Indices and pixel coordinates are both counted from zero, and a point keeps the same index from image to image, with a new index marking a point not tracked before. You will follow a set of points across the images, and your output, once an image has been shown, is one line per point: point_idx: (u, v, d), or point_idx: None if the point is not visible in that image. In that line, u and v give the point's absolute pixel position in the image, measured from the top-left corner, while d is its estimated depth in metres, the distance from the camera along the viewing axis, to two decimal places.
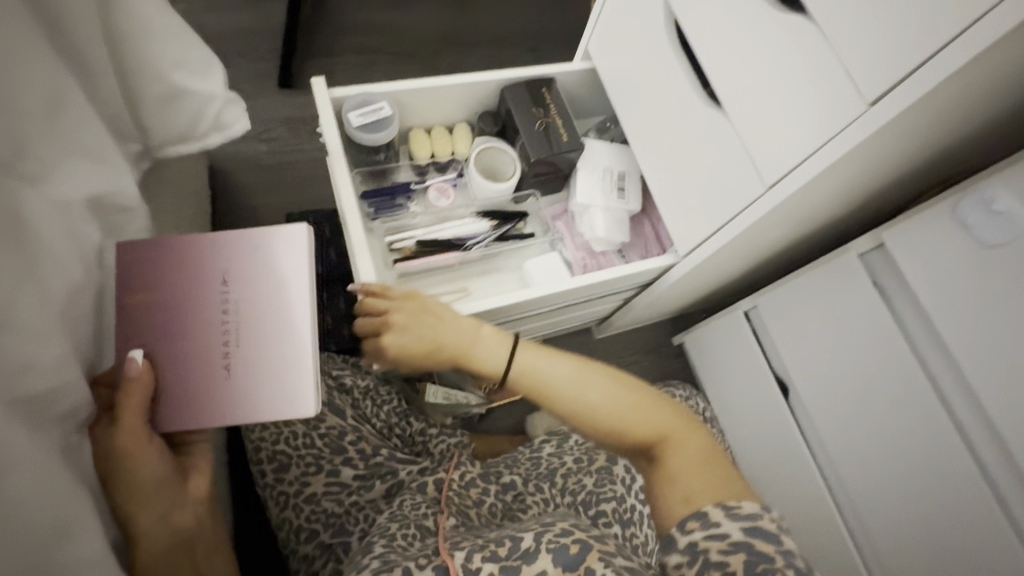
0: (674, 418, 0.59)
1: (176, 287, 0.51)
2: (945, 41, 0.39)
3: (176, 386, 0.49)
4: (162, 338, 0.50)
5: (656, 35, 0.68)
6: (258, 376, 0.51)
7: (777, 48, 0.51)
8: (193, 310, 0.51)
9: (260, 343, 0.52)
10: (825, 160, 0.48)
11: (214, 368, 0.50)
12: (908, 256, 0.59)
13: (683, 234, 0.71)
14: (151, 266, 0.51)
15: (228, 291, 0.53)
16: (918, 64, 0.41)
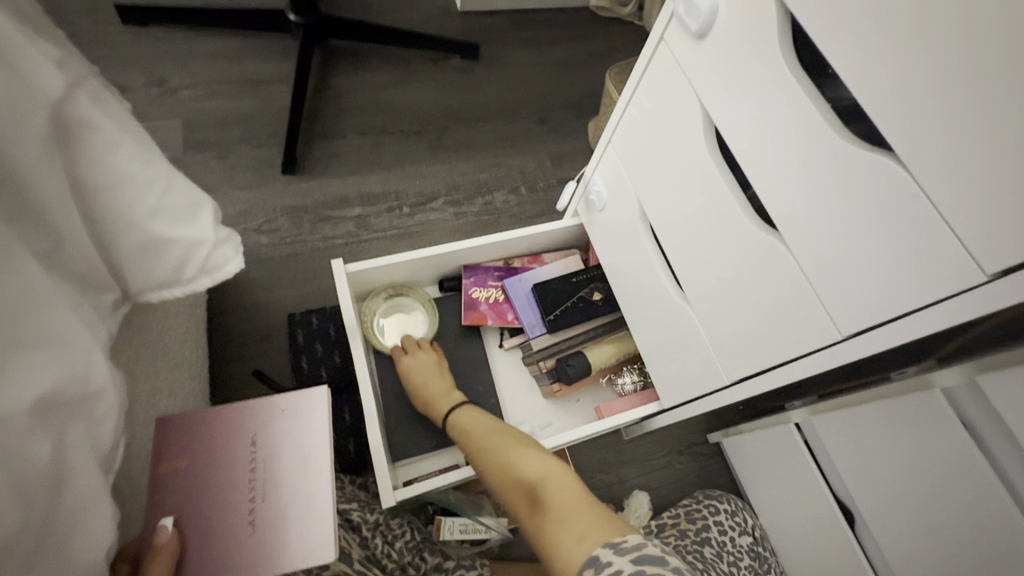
0: (552, 468, 0.63)
1: (206, 453, 0.49)
2: None
3: (203, 556, 0.46)
4: (189, 501, 0.48)
5: (695, 145, 0.62)
6: (280, 538, 0.47)
7: (855, 187, 0.44)
8: (222, 475, 0.49)
9: (284, 502, 0.48)
10: (929, 324, 0.41)
11: (238, 531, 0.47)
12: (1013, 409, 0.50)
13: (737, 358, 0.64)
14: (187, 432, 0.50)
15: (257, 450, 0.50)
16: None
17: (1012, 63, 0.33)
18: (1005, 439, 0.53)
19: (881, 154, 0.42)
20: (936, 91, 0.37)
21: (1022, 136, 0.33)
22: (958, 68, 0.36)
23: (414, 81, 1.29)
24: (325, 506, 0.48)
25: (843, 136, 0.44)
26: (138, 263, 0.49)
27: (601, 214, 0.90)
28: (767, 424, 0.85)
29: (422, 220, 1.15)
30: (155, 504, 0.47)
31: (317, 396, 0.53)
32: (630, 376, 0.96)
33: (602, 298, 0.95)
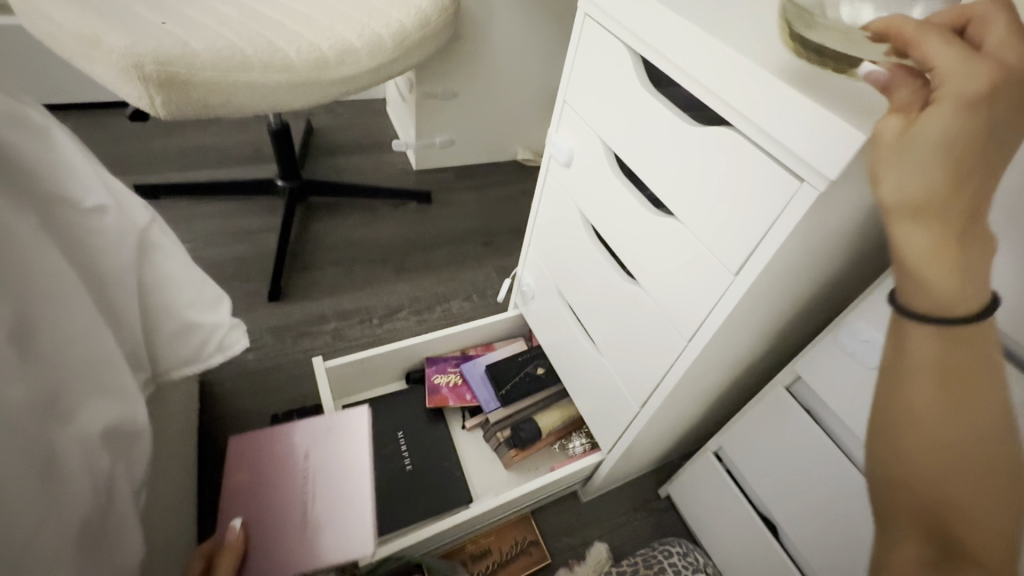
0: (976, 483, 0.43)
1: (271, 464, 0.75)
2: (760, 235, 0.54)
3: (266, 538, 0.68)
4: (259, 504, 0.71)
5: (578, 233, 0.87)
6: (329, 524, 0.71)
7: (663, 239, 0.68)
8: (285, 477, 0.74)
9: (331, 499, 0.73)
10: (721, 316, 0.62)
11: (299, 521, 0.70)
12: (822, 382, 0.70)
13: (639, 386, 0.82)
14: (258, 452, 0.75)
15: (309, 460, 0.76)
16: (752, 245, 0.56)
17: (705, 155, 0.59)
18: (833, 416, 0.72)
19: (670, 218, 0.66)
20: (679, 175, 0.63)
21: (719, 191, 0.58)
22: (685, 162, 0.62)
23: (380, 221, 1.58)
24: (361, 497, 0.73)
25: (649, 210, 0.69)
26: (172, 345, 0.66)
27: (533, 300, 1.12)
28: (694, 461, 0.99)
29: (390, 328, 1.34)
30: (233, 503, 0.71)
31: (352, 422, 0.80)
32: (579, 439, 1.09)
33: (545, 372, 1.13)
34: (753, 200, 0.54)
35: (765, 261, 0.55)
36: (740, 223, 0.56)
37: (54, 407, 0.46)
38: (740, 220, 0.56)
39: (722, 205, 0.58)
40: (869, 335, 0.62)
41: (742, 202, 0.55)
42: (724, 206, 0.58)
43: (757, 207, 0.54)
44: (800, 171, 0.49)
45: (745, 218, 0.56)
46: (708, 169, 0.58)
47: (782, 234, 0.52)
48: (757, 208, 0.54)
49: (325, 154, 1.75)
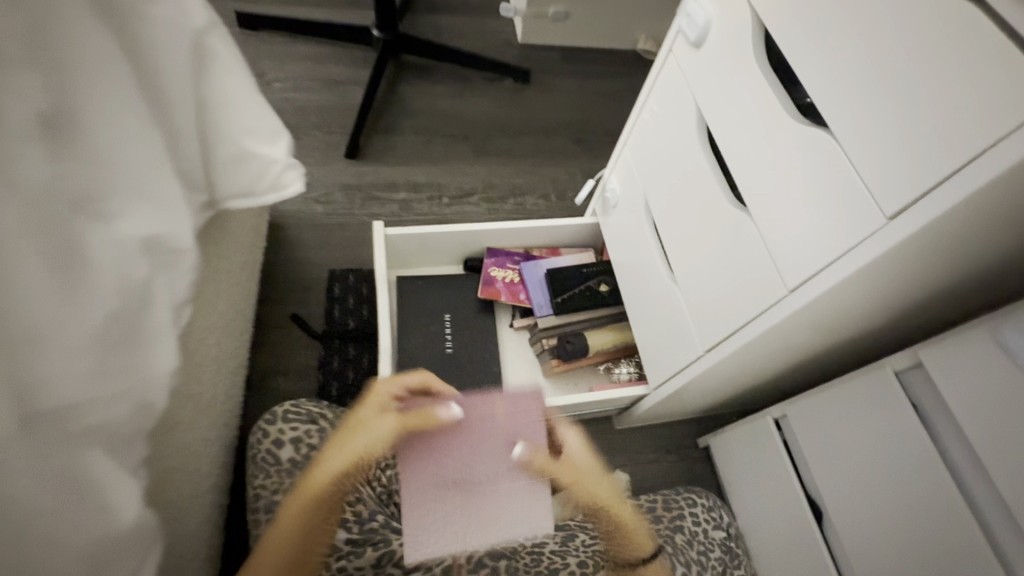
0: None
1: (472, 434, 0.71)
2: (953, 168, 0.39)
3: (441, 440, 0.70)
4: (471, 428, 0.71)
5: (689, 137, 0.72)
6: (479, 476, 0.69)
7: (799, 157, 0.53)
8: (475, 440, 0.70)
9: (490, 451, 0.70)
10: (847, 268, 0.48)
11: (444, 474, 0.69)
12: (945, 377, 0.56)
13: (711, 328, 0.71)
14: (513, 418, 0.72)
15: (502, 452, 0.71)
16: (934, 182, 0.40)
17: (909, 41, 0.42)
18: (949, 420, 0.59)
19: (819, 130, 0.50)
20: (860, 67, 0.46)
21: (913, 97, 0.42)
22: (875, 52, 0.45)
23: (470, 95, 1.46)
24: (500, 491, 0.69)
25: (795, 117, 0.53)
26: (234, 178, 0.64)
27: (614, 210, 1.00)
28: (749, 421, 0.89)
29: (459, 210, 1.28)
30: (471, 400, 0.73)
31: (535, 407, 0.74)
32: (626, 367, 1.03)
33: (608, 290, 1.04)
34: (967, 115, 0.38)
35: (945, 205, 0.39)
36: (926, 148, 0.41)
37: (86, 202, 0.46)
38: (934, 145, 0.40)
39: (913, 120, 0.42)
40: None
41: (949, 117, 0.39)
42: (916, 122, 0.41)
43: (971, 128, 0.38)
44: None
45: (937, 141, 0.40)
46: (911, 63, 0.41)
47: (997, 172, 0.36)
48: (972, 130, 0.38)
49: (425, 8, 1.60)
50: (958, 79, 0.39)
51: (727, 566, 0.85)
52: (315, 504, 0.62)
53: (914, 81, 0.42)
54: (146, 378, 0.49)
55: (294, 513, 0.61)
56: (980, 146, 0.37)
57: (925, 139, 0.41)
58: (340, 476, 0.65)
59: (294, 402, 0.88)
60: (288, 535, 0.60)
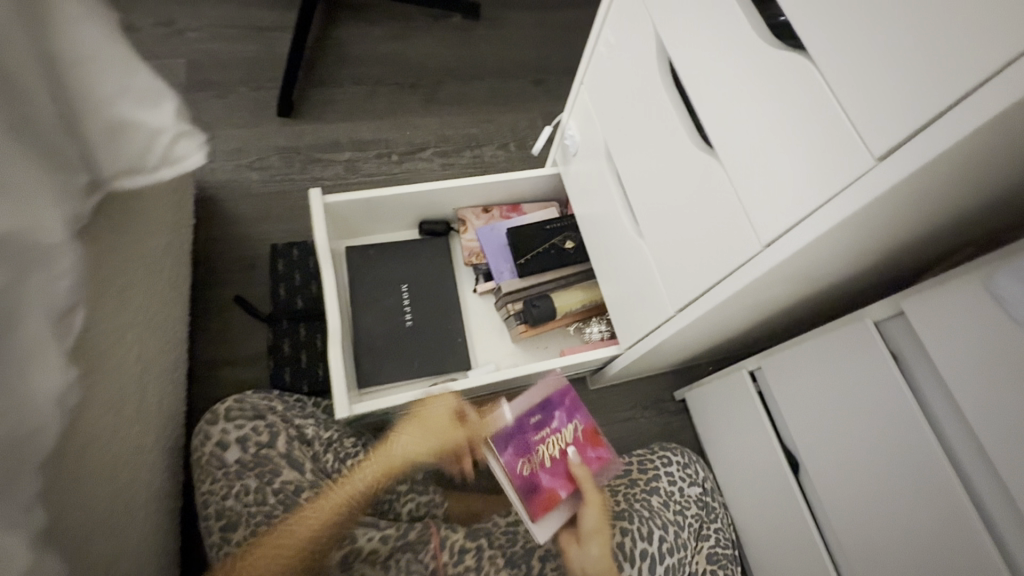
0: None
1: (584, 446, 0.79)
2: (957, 97, 0.32)
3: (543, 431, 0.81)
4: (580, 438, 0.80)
5: (648, 72, 0.63)
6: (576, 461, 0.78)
7: (773, 90, 0.45)
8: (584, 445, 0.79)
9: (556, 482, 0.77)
10: (826, 220, 0.41)
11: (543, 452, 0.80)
12: (925, 329, 0.52)
13: (680, 288, 0.66)
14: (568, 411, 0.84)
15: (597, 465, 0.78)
16: (932, 115, 0.33)
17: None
18: (927, 373, 0.56)
19: (797, 55, 0.42)
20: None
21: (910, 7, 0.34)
22: None
23: (414, 35, 1.31)
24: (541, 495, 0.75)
25: (772, 42, 0.45)
26: (105, 150, 0.53)
27: (575, 159, 0.92)
28: (724, 374, 0.86)
29: (411, 168, 1.18)
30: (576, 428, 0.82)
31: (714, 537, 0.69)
32: (598, 326, 0.97)
33: (574, 247, 0.98)
34: (981, 29, 0.31)
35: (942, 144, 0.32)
36: (924, 72, 0.34)
37: None
38: (935, 68, 0.33)
39: (913, 39, 0.34)
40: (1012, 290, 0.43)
41: (960, 32, 0.32)
42: (915, 39, 0.34)
43: (983, 46, 0.31)
44: None
45: (939, 63, 0.33)
46: None
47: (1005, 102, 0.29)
48: (982, 49, 0.30)
49: None
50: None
51: (704, 520, 0.85)
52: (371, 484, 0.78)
53: None
54: (21, 404, 0.42)
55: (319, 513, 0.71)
56: (991, 68, 0.30)
57: (926, 58, 0.33)
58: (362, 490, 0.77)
59: (238, 397, 0.82)
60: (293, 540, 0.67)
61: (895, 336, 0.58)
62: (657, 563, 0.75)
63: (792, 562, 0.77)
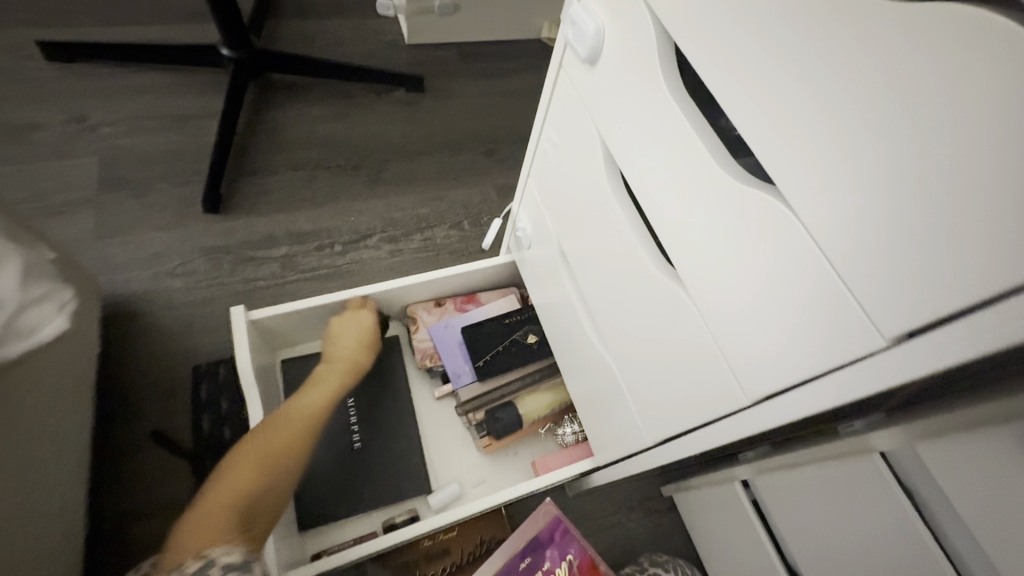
0: None
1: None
2: (986, 292, 0.25)
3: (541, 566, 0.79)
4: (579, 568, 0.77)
5: (599, 181, 0.56)
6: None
7: (745, 231, 0.38)
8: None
9: None
10: (834, 394, 0.34)
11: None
12: (949, 473, 0.44)
13: (658, 418, 0.57)
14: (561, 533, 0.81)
15: None
16: (964, 303, 0.26)
17: (899, 90, 0.26)
18: (968, 542, 0.45)
19: (770, 195, 0.35)
20: (823, 118, 0.30)
21: (904, 170, 0.27)
22: (834, 95, 0.29)
23: (353, 113, 1.24)
24: None
25: (730, 171, 0.38)
26: None
27: (530, 250, 0.84)
28: (712, 479, 0.77)
29: (356, 257, 1.08)
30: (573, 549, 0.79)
31: None
32: (570, 426, 0.88)
33: (537, 341, 0.89)
34: (1003, 222, 0.23)
35: (983, 342, 0.26)
36: (932, 252, 0.27)
37: None
38: (950, 255, 0.26)
39: (912, 211, 0.27)
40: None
41: (969, 221, 0.25)
42: (917, 210, 0.27)
43: (1020, 237, 0.23)
44: None
45: (951, 247, 0.26)
46: (910, 116, 0.26)
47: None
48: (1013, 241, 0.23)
49: (290, 17, 1.35)
50: (980, 161, 0.24)
51: None
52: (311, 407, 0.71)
53: (908, 146, 0.27)
54: None
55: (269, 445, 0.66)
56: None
57: (934, 238, 0.26)
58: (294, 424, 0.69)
59: None
60: (234, 500, 0.59)
61: (907, 472, 0.49)
62: None
63: None
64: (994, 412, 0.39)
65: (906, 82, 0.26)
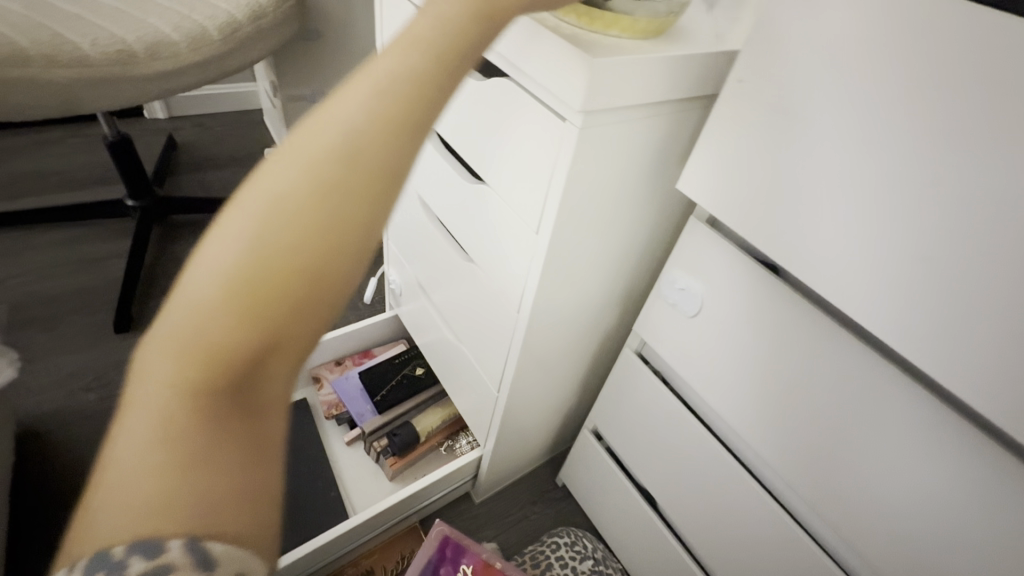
0: None
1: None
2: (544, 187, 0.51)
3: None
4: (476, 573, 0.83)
5: (420, 219, 0.82)
6: None
7: (478, 209, 0.64)
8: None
9: None
10: (532, 281, 0.58)
11: None
12: (658, 343, 0.70)
13: (492, 375, 0.78)
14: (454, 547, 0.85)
15: None
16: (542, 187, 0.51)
17: (492, 112, 0.55)
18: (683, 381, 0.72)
19: (478, 185, 0.62)
20: (479, 130, 0.58)
21: (506, 148, 0.54)
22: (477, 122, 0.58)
23: None
24: None
25: (466, 178, 0.64)
26: None
27: (402, 299, 1.07)
28: (576, 443, 0.97)
29: None
30: (465, 560, 0.84)
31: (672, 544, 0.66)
32: (466, 437, 1.04)
33: (424, 373, 1.08)
34: (532, 153, 0.51)
35: (553, 209, 0.51)
36: (525, 179, 0.53)
37: None
38: (526, 177, 0.52)
39: (512, 163, 0.54)
40: (684, 284, 0.63)
41: (526, 157, 0.52)
42: (513, 162, 0.54)
43: (537, 156, 0.50)
44: (564, 115, 0.46)
45: (527, 174, 0.52)
46: (498, 121, 0.54)
47: (563, 175, 0.48)
48: (537, 160, 0.50)
49: (189, 171, 1.61)
50: (519, 131, 0.52)
51: None
52: (267, 231, 0.29)
53: (502, 136, 0.55)
54: None
55: (150, 363, 0.28)
56: (546, 169, 0.49)
57: (524, 172, 0.53)
58: (241, 248, 0.28)
59: None
60: (120, 493, 0.25)
61: (654, 360, 0.75)
62: None
63: None
64: (656, 288, 0.68)
65: (493, 107, 0.55)
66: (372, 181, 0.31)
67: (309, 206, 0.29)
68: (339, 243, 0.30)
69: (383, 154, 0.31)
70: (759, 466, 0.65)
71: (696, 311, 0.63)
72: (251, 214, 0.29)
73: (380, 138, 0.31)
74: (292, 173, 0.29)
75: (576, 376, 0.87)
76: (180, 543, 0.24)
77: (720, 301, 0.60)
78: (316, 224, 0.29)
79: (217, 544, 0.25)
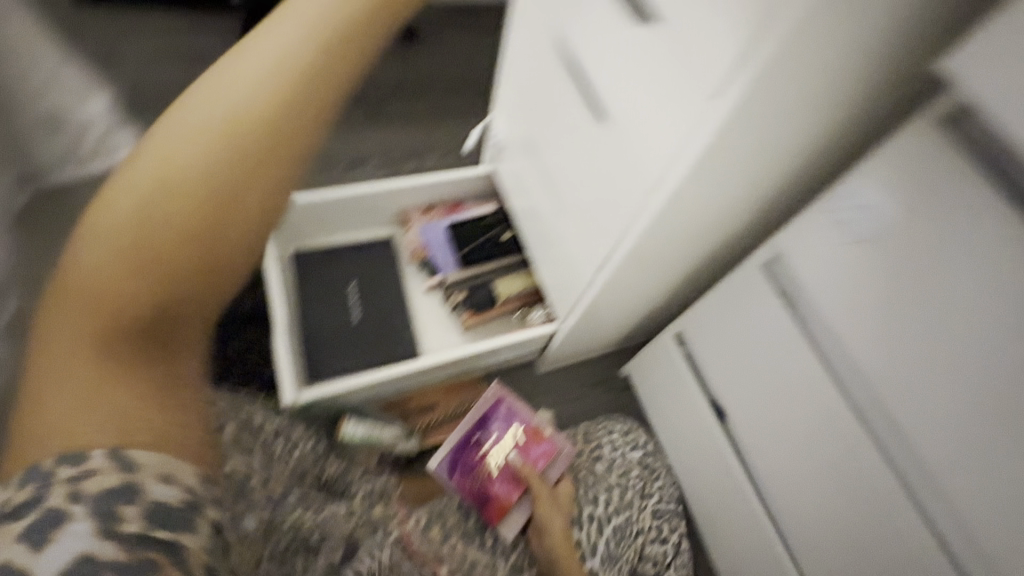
0: None
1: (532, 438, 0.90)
2: (749, 40, 0.42)
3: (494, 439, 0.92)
4: (526, 435, 0.90)
5: (548, 64, 0.71)
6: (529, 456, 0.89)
7: (635, 57, 0.53)
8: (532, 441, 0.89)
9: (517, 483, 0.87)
10: (688, 156, 0.49)
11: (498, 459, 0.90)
12: (798, 261, 0.60)
13: (591, 255, 0.72)
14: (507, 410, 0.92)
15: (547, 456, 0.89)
16: (746, 43, 0.42)
17: None
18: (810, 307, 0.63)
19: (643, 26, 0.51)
20: None
21: None
22: None
23: None
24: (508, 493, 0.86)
25: (630, 13, 0.52)
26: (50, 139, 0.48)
27: (502, 155, 1.00)
28: (653, 341, 0.93)
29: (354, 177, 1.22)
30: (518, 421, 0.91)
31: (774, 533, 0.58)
32: (541, 309, 1.02)
33: (511, 238, 1.04)
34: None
35: (751, 73, 0.42)
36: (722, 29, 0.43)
37: None
38: (727, 26, 0.43)
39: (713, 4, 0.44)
40: (865, 197, 0.51)
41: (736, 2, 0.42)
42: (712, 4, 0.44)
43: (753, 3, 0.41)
44: None
45: (728, 25, 0.43)
46: None
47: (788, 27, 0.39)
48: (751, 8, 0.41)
49: None
50: None
51: (647, 480, 0.91)
52: (277, 92, 0.34)
53: None
54: None
55: (102, 252, 0.32)
56: (760, 21, 0.40)
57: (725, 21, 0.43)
58: (285, 52, 0.35)
59: None
60: (60, 359, 0.31)
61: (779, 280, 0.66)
62: (605, 524, 0.83)
63: (720, 495, 0.84)
64: (820, 195, 0.56)
65: None
66: (320, 93, 0.36)
67: (293, 95, 0.35)
68: (259, 174, 0.34)
69: (351, 54, 0.37)
70: (873, 415, 0.59)
71: (869, 232, 0.52)
72: (249, 92, 0.34)
73: (326, 49, 0.36)
74: (319, 22, 0.36)
75: (677, 276, 0.80)
76: (158, 467, 0.29)
77: (908, 226, 0.49)
78: (270, 128, 0.34)
79: (144, 450, 0.30)
